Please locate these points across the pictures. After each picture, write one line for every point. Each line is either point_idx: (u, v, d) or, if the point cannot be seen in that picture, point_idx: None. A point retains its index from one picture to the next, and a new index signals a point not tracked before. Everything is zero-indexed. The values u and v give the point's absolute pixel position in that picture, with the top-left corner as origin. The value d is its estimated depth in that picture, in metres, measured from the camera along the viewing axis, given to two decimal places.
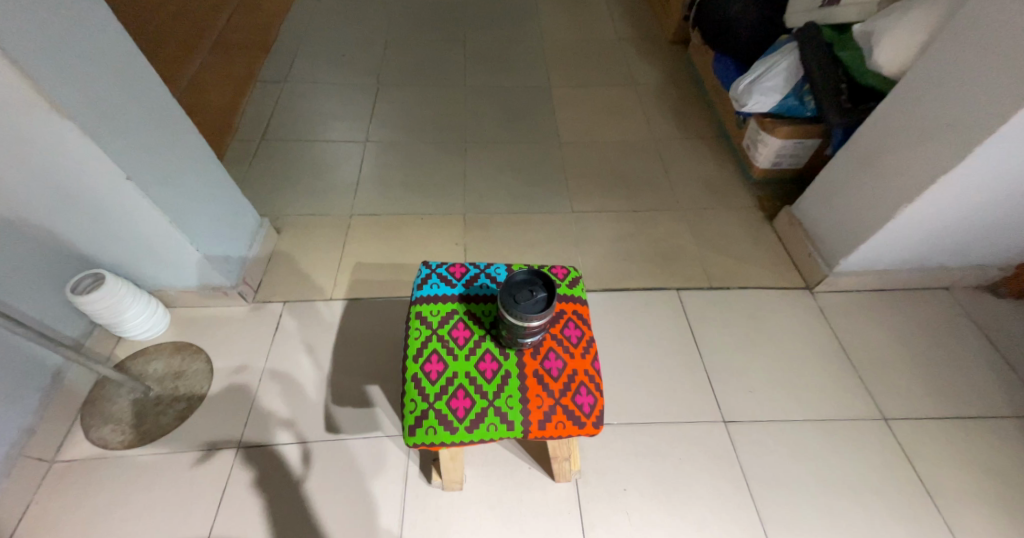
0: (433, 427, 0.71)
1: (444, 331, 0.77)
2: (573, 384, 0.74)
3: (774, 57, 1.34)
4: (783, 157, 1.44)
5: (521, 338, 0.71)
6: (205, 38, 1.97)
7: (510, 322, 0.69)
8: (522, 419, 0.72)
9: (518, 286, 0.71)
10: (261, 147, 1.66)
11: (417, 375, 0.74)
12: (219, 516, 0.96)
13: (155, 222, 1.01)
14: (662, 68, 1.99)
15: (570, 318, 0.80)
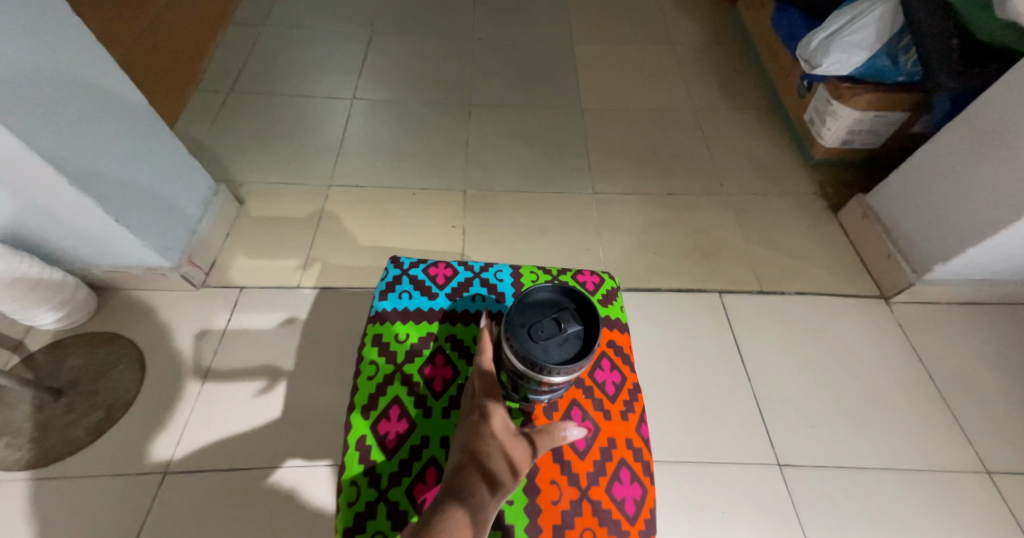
0: (381, 529, 0.55)
1: (413, 371, 0.65)
2: (610, 463, 0.60)
3: (861, 6, 1.04)
4: (856, 134, 1.18)
5: (536, 389, 0.56)
6: None
7: (519, 370, 0.54)
8: (529, 523, 0.56)
9: (538, 315, 0.54)
10: (230, 100, 1.41)
11: (370, 439, 0.60)
12: (268, 484, 0.83)
13: (53, 186, 0.75)
14: (704, 26, 1.70)
15: (606, 360, 0.68)
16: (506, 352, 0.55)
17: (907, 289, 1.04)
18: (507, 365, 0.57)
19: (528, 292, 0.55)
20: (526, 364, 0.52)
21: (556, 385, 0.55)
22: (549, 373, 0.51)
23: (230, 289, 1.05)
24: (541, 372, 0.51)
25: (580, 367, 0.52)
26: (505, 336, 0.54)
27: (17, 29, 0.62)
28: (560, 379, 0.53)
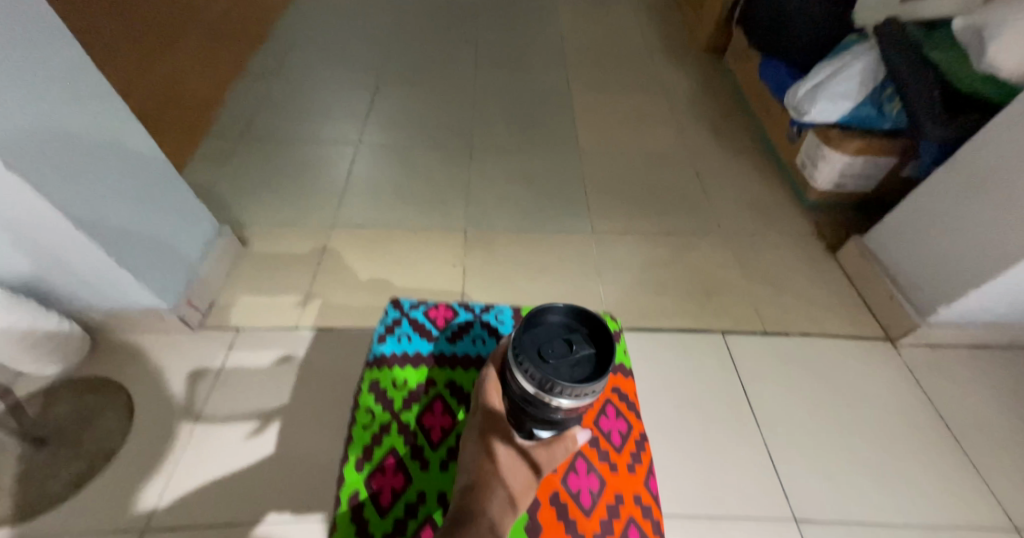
0: None
1: (411, 419, 0.63)
2: (618, 521, 0.57)
3: (844, 59, 1.09)
4: (847, 178, 1.20)
5: (545, 420, 0.52)
6: (196, 29, 1.77)
7: (527, 394, 0.49)
8: None
9: (548, 336, 0.51)
10: (237, 145, 1.44)
11: (363, 494, 0.57)
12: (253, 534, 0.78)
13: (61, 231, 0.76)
14: (695, 76, 1.77)
15: (611, 408, 0.66)
16: (513, 375, 0.51)
17: (914, 331, 1.02)
18: (513, 392, 0.52)
19: (539, 310, 0.52)
20: (537, 385, 0.47)
21: (566, 413, 0.50)
22: (561, 396, 0.47)
23: (226, 331, 1.03)
24: (552, 393, 0.47)
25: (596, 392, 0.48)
26: (513, 355, 0.50)
27: (30, 81, 0.63)
28: (572, 405, 0.48)
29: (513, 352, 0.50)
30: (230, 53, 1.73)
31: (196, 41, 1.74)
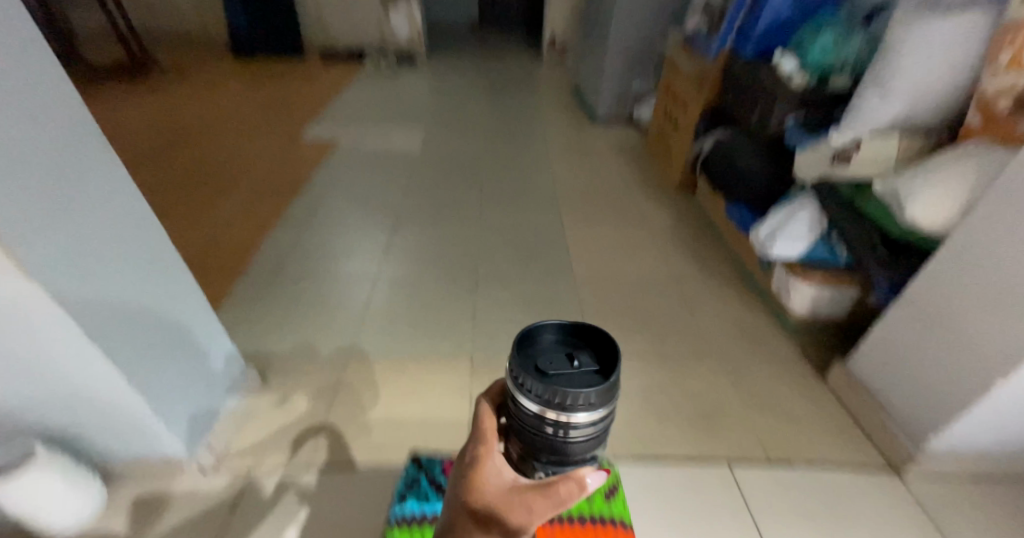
0: None
1: None
2: None
3: (793, 208, 1.26)
4: (819, 306, 1.28)
5: (556, 444, 0.50)
6: (239, 185, 2.03)
7: (534, 416, 0.48)
8: None
9: (547, 355, 0.51)
10: (267, 284, 1.58)
11: None
12: None
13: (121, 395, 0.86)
14: (673, 210, 1.98)
15: None
16: (516, 401, 0.50)
17: (914, 463, 1.04)
18: (519, 419, 0.51)
19: (530, 333, 0.52)
20: (544, 401, 0.46)
21: (580, 434, 0.49)
22: (575, 409, 0.46)
23: (236, 477, 1.06)
24: (563, 407, 0.46)
25: (608, 399, 0.47)
26: (512, 379, 0.49)
27: (111, 268, 0.77)
28: (586, 420, 0.47)
29: (511, 375, 0.49)
30: (267, 202, 1.95)
31: (240, 194, 1.98)
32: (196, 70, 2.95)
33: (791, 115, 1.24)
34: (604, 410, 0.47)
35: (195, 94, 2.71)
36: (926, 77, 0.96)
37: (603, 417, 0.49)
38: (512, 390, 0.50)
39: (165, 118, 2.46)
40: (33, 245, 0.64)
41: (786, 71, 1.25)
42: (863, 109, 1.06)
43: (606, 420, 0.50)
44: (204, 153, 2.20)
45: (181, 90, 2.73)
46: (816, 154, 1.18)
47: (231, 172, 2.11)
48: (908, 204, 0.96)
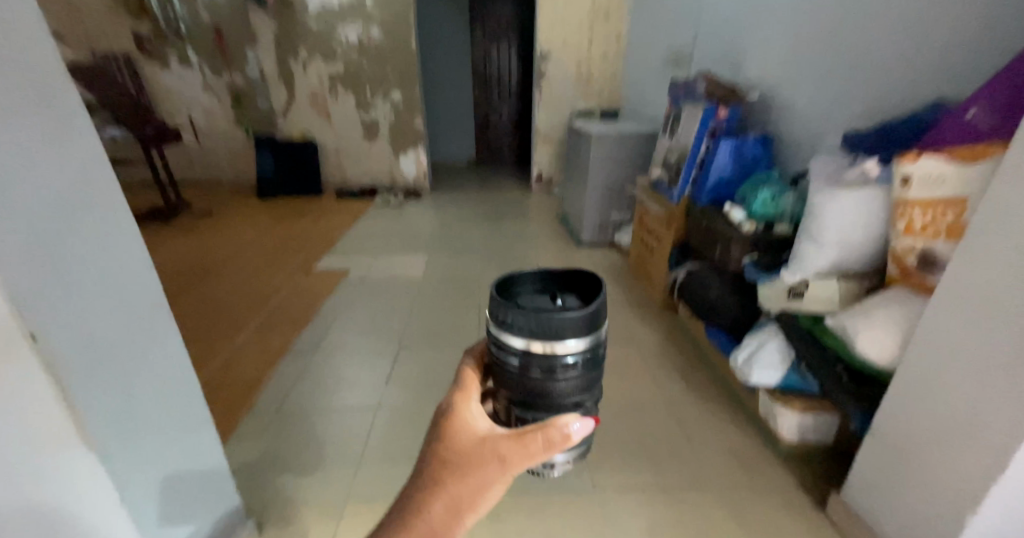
0: None
1: None
2: None
3: (762, 338, 1.35)
4: (806, 432, 1.32)
5: (549, 379, 0.56)
6: (252, 319, 2.14)
7: (523, 350, 0.54)
8: None
9: (530, 298, 0.58)
10: (274, 420, 1.62)
11: None
12: None
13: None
14: (660, 330, 2.06)
15: None
16: (503, 344, 0.56)
17: None
18: (509, 364, 0.57)
19: (513, 279, 0.59)
20: (534, 331, 0.53)
21: (567, 367, 0.55)
22: (565, 335, 0.53)
23: None
24: (553, 333, 0.53)
25: (593, 327, 0.55)
26: (497, 324, 0.56)
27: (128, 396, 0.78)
28: (573, 346, 0.54)
29: (496, 322, 0.56)
30: (277, 335, 2.04)
31: (253, 328, 2.09)
32: (222, 211, 3.24)
33: (746, 253, 1.41)
34: (589, 338, 0.55)
35: (218, 233, 2.94)
36: (846, 233, 1.09)
37: (588, 351, 0.56)
38: (499, 335, 0.56)
39: (188, 257, 2.65)
40: (82, 387, 0.68)
41: (737, 220, 1.46)
42: (804, 255, 1.18)
43: (593, 356, 0.57)
44: (220, 290, 2.34)
45: (206, 229, 2.97)
46: (774, 289, 1.28)
47: (247, 306, 2.23)
48: (858, 339, 1.00)
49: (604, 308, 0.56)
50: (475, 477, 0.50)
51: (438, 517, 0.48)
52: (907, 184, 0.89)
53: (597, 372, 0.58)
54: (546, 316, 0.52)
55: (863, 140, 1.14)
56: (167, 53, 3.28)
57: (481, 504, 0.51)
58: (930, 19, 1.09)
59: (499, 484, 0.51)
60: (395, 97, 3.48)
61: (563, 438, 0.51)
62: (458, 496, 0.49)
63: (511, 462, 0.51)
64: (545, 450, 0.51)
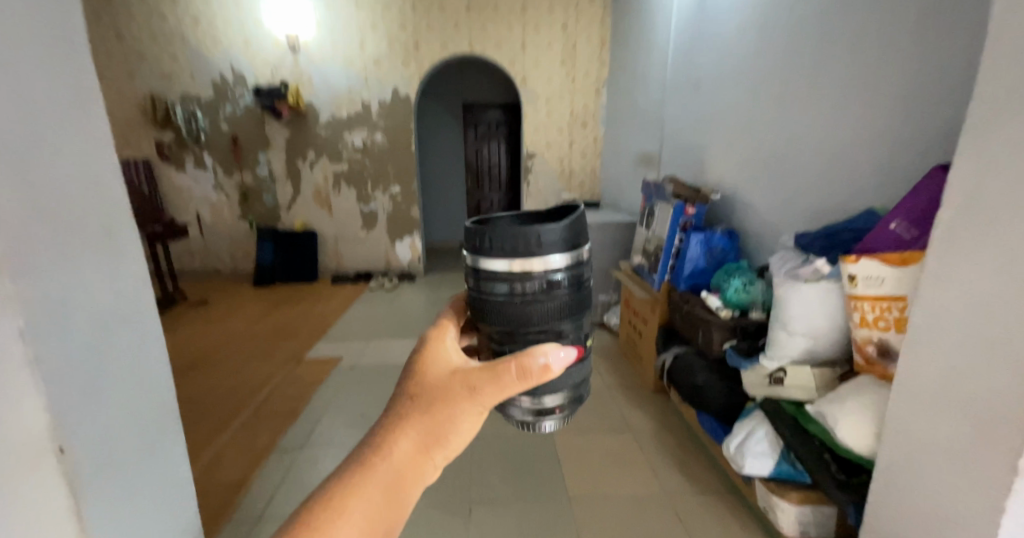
0: None
1: None
2: None
3: (752, 423, 1.32)
4: (808, 528, 1.21)
5: (532, 300, 0.57)
6: (241, 414, 2.06)
7: (505, 272, 0.57)
8: None
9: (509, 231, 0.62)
10: (257, 525, 1.50)
11: None
12: None
13: None
14: (653, 416, 2.01)
15: None
16: (485, 271, 0.58)
17: None
18: (492, 293, 0.58)
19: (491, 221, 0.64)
20: (515, 249, 0.56)
21: (549, 289, 0.58)
22: (546, 250, 0.57)
23: None
24: (535, 249, 0.56)
25: (571, 248, 0.59)
26: (479, 251, 0.59)
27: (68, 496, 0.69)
28: (554, 265, 0.57)
29: (477, 250, 0.59)
30: (265, 431, 1.95)
31: (241, 423, 2.00)
32: (218, 300, 3.29)
33: (727, 338, 1.47)
34: (567, 257, 0.58)
35: (212, 324, 2.92)
36: (811, 321, 1.17)
37: (568, 274, 0.59)
38: (481, 263, 0.59)
39: (178, 351, 2.59)
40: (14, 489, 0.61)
41: (714, 306, 1.54)
42: (778, 343, 1.25)
43: (573, 283, 0.59)
44: (210, 384, 2.27)
45: (201, 318, 2.98)
46: (757, 376, 1.30)
47: (237, 401, 2.15)
48: (836, 427, 1.00)
49: (581, 235, 0.60)
50: (445, 410, 0.50)
51: (410, 447, 0.50)
52: (854, 283, 0.98)
53: (580, 300, 0.60)
54: (527, 232, 0.56)
55: (811, 241, 1.24)
56: (184, 157, 3.52)
57: (456, 439, 0.51)
58: (866, 123, 1.22)
59: (473, 419, 0.51)
60: (394, 191, 3.70)
61: (537, 368, 0.50)
62: (430, 428, 0.50)
63: (482, 396, 0.50)
64: (518, 382, 0.50)
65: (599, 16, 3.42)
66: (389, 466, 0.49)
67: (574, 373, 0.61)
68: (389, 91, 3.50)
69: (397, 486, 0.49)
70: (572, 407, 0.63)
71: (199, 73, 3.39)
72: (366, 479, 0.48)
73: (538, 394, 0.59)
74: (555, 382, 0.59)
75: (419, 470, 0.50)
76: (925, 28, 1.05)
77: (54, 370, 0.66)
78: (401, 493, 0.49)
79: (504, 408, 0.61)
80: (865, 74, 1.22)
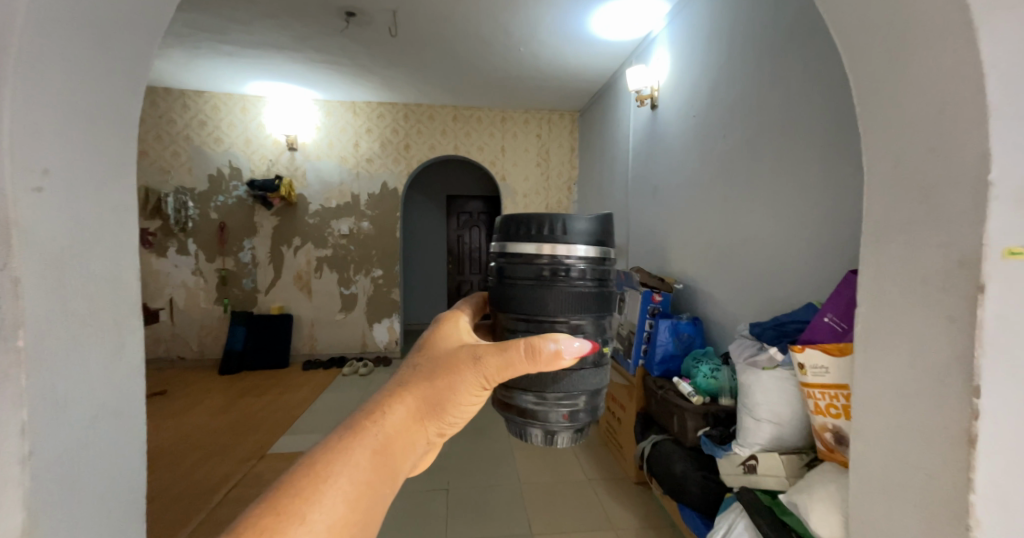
0: None
1: None
2: None
3: (730, 517, 1.22)
4: None
5: (552, 285, 0.61)
6: (196, 515, 1.79)
7: (531, 253, 0.62)
8: None
9: None
10: None
11: None
12: None
13: None
14: (635, 508, 1.86)
15: None
16: (513, 254, 0.64)
17: None
18: (519, 277, 0.63)
19: None
20: (543, 233, 0.62)
21: (570, 276, 0.62)
22: (573, 241, 0.62)
23: None
24: (562, 236, 0.62)
25: (596, 243, 0.64)
26: (509, 236, 0.64)
27: None
28: (577, 254, 0.62)
29: (507, 235, 0.65)
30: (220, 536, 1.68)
31: (196, 524, 1.74)
32: (178, 390, 3.11)
33: (702, 426, 1.49)
34: (590, 249, 0.63)
35: (170, 417, 2.70)
36: (773, 406, 1.22)
37: (591, 265, 0.63)
38: (509, 247, 0.64)
39: None
40: None
41: (686, 392, 1.57)
42: (748, 429, 1.28)
43: (594, 276, 0.63)
44: (157, 483, 2.01)
45: (161, 408, 2.82)
46: (731, 464, 1.29)
47: (193, 503, 1.87)
48: (809, 519, 0.98)
49: (606, 236, 0.65)
50: (451, 376, 0.57)
51: (406, 411, 0.57)
52: (804, 371, 1.06)
53: (599, 296, 0.63)
54: (557, 218, 0.62)
55: (762, 329, 1.33)
56: (168, 245, 3.56)
57: (454, 406, 0.58)
58: (807, 209, 1.32)
59: (473, 390, 0.57)
60: (375, 275, 3.78)
61: (545, 351, 0.55)
62: (435, 389, 0.57)
63: (485, 368, 0.56)
64: (524, 361, 0.55)
65: (570, 126, 3.80)
66: (391, 420, 0.55)
67: (586, 375, 0.63)
68: (378, 184, 3.71)
69: (394, 440, 0.54)
70: (582, 419, 0.64)
71: (197, 169, 3.54)
72: (369, 426, 0.54)
73: (546, 391, 0.62)
74: (564, 379, 0.62)
75: (415, 429, 0.57)
76: (833, 153, 1.23)
77: (83, 451, 0.49)
78: (396, 447, 0.55)
79: (513, 409, 0.64)
80: (789, 187, 1.39)
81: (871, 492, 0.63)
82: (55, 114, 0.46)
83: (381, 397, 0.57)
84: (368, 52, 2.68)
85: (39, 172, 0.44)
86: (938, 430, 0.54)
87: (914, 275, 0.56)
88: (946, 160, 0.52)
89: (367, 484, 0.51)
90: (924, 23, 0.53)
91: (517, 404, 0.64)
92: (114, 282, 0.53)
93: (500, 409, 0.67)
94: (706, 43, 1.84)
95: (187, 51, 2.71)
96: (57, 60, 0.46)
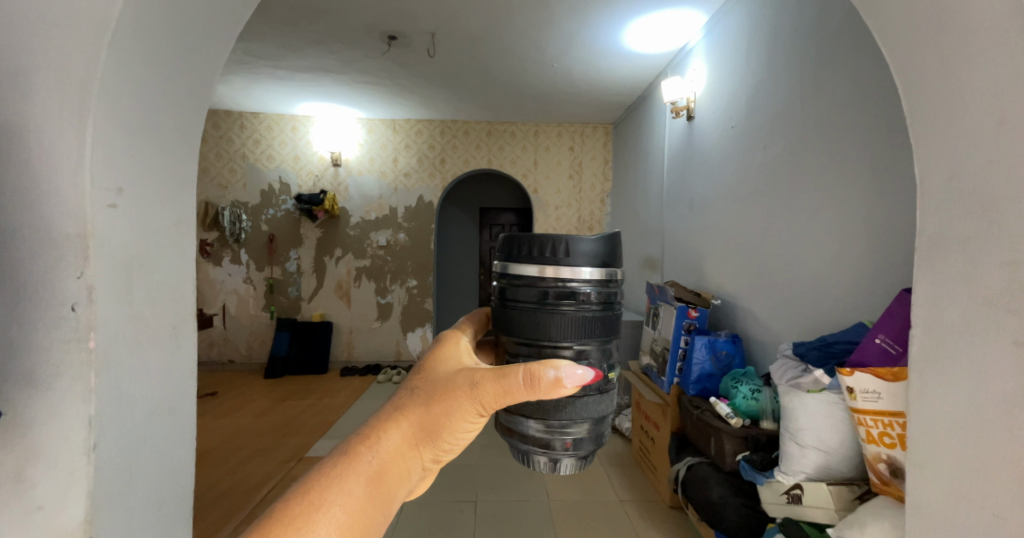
0: None
1: None
2: None
3: None
4: None
5: (555, 311, 0.61)
6: (239, 513, 1.86)
7: (533, 275, 0.62)
8: None
9: None
10: None
11: None
12: None
13: None
14: (668, 531, 1.79)
15: None
16: (515, 276, 0.64)
17: None
18: (521, 300, 0.63)
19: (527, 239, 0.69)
20: (546, 255, 0.61)
21: (574, 302, 0.62)
22: (577, 265, 0.61)
23: None
24: (564, 258, 0.61)
25: (601, 264, 0.63)
26: (510, 257, 0.64)
27: None
28: (582, 276, 0.61)
29: (510, 255, 0.64)
30: None
31: (238, 519, 1.81)
32: (224, 394, 3.25)
33: (741, 450, 1.44)
34: (596, 271, 0.62)
35: (214, 419, 2.81)
36: (819, 432, 1.15)
37: (597, 287, 0.62)
38: (511, 268, 0.64)
39: None
40: None
41: (724, 413, 1.51)
42: (791, 457, 1.21)
43: (600, 299, 0.63)
44: (204, 480, 2.09)
45: (211, 409, 2.97)
46: (776, 493, 1.23)
47: (235, 502, 1.94)
48: None
49: (611, 258, 0.64)
50: (448, 402, 0.58)
51: (402, 436, 0.57)
52: (854, 396, 1.02)
53: (604, 319, 0.63)
54: (559, 239, 0.61)
55: (806, 349, 1.27)
56: (222, 255, 3.76)
57: (449, 432, 0.59)
58: (855, 223, 1.26)
59: (470, 416, 0.58)
60: (410, 285, 3.85)
61: (545, 379, 0.55)
62: (431, 415, 0.58)
63: (483, 395, 0.57)
64: (523, 389, 0.56)
65: (604, 139, 3.79)
66: (386, 446, 0.56)
67: (590, 402, 0.63)
68: (415, 198, 3.81)
69: (389, 465, 0.55)
70: (585, 448, 0.64)
71: (250, 184, 3.75)
72: (363, 454, 0.54)
73: (549, 418, 0.62)
74: (568, 406, 0.62)
75: (410, 455, 0.58)
76: (882, 165, 1.17)
77: (136, 438, 0.51)
78: (391, 474, 0.55)
79: (516, 435, 0.64)
80: (835, 201, 1.33)
81: (931, 529, 0.58)
82: (136, 138, 0.50)
83: (375, 420, 0.58)
84: (408, 72, 2.78)
85: (115, 190, 0.48)
86: (1008, 465, 0.50)
87: (976, 294, 0.53)
88: (1010, 171, 0.49)
89: (358, 513, 0.51)
90: (980, 31, 0.51)
91: (519, 430, 0.63)
92: (166, 288, 0.55)
93: (502, 434, 0.67)
94: (746, 55, 1.80)
95: (245, 77, 2.90)
96: (139, 84, 0.50)
